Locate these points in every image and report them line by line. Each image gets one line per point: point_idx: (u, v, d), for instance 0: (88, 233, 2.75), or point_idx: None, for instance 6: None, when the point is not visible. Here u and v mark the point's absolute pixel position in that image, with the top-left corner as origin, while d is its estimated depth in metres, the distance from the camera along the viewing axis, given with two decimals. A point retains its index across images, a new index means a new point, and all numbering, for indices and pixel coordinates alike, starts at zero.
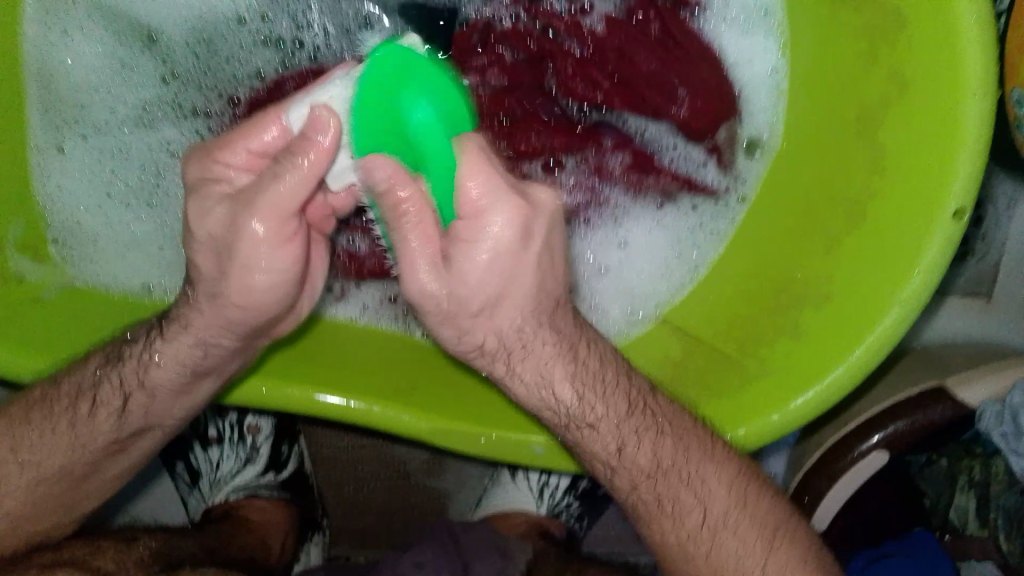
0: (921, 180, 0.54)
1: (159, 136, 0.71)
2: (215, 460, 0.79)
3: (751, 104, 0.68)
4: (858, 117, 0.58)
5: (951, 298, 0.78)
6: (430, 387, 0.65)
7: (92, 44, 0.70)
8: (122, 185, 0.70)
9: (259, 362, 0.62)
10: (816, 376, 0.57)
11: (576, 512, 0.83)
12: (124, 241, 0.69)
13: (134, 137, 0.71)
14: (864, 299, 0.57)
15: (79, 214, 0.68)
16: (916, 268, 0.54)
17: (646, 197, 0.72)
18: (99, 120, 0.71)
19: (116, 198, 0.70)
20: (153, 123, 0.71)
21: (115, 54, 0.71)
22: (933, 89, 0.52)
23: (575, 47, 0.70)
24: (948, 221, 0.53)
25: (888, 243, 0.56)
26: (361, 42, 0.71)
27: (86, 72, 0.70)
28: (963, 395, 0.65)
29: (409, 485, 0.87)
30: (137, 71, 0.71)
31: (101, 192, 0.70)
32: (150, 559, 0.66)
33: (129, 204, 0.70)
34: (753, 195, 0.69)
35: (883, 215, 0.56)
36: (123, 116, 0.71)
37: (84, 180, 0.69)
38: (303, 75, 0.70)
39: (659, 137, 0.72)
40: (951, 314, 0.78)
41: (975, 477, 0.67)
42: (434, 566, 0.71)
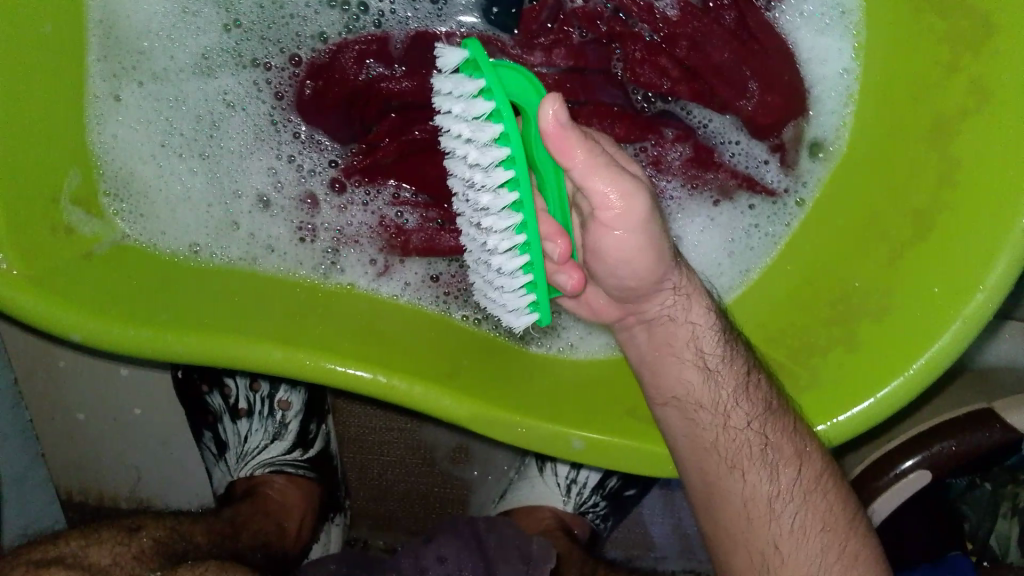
0: (996, 192, 0.54)
1: (218, 86, 0.71)
2: (244, 433, 0.79)
3: (819, 103, 0.68)
4: (935, 124, 0.58)
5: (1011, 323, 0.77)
6: (467, 368, 0.64)
7: None
8: (176, 137, 0.70)
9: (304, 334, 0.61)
10: (873, 381, 0.57)
11: (603, 512, 0.82)
12: (175, 197, 0.69)
13: (190, 87, 0.71)
14: (924, 311, 0.56)
15: (131, 165, 0.68)
16: (983, 284, 0.54)
17: (703, 193, 0.71)
18: (157, 67, 0.70)
19: (169, 149, 0.70)
20: (213, 71, 0.71)
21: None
22: (1020, 102, 0.53)
23: (645, 32, 0.70)
24: (1021, 235, 0.53)
25: (955, 256, 0.56)
26: (427, 13, 0.72)
27: (147, 16, 0.69)
28: (1012, 418, 0.65)
29: (434, 474, 0.86)
30: (198, 15, 0.71)
31: (156, 142, 0.70)
32: (151, 552, 0.64)
33: (182, 156, 0.70)
34: (812, 199, 0.69)
35: (953, 223, 0.56)
36: (183, 63, 0.71)
37: (139, 128, 0.69)
38: (366, 42, 0.72)
39: (722, 132, 0.72)
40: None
41: (1020, 504, 0.66)
42: (462, 554, 0.70)
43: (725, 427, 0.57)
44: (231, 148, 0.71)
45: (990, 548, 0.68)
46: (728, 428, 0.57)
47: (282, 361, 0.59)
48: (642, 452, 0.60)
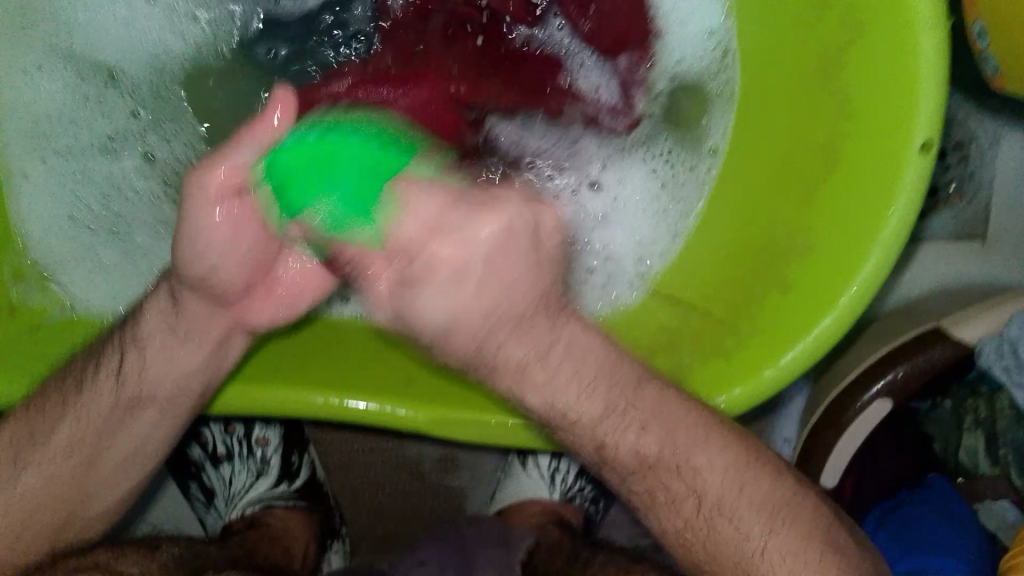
0: (885, 118, 0.55)
1: (128, 162, 0.74)
2: (228, 476, 0.80)
3: (682, 43, 0.72)
4: (818, 62, 0.60)
5: (926, 246, 0.83)
6: (429, 377, 0.66)
7: (59, 80, 0.73)
8: (90, 213, 0.72)
9: (243, 368, 0.64)
10: (805, 321, 0.58)
11: (590, 496, 0.84)
12: (94, 270, 0.70)
13: (99, 167, 0.74)
14: (842, 245, 0.57)
15: (45, 242, 0.70)
16: (892, 203, 0.56)
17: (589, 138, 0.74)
18: (70, 147, 0.73)
19: (82, 225, 0.72)
20: (120, 152, 0.74)
21: (83, 88, 0.74)
22: (886, 28, 0.54)
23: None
24: (917, 153, 0.55)
25: (859, 180, 0.57)
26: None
27: (53, 107, 0.73)
28: (960, 333, 0.66)
29: (423, 487, 0.88)
30: (100, 102, 0.74)
31: (67, 222, 0.71)
32: (173, 564, 0.68)
33: (97, 232, 0.71)
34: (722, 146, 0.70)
35: (851, 154, 0.57)
36: (92, 144, 0.74)
37: (49, 208, 0.71)
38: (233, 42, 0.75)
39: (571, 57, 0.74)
40: (924, 259, 0.84)
41: (981, 415, 0.66)
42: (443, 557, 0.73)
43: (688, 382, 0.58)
44: (142, 219, 0.72)
45: (961, 462, 0.68)
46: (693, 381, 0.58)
47: (248, 400, 0.61)
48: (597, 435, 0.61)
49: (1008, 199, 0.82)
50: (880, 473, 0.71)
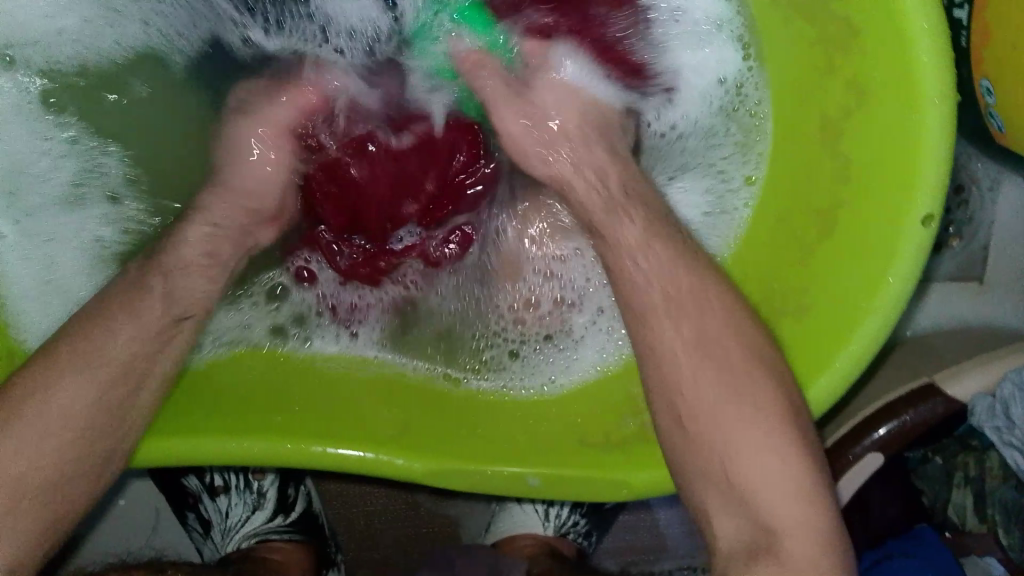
0: (887, 188, 0.56)
1: (84, 216, 0.72)
2: (225, 508, 0.81)
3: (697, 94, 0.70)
4: (823, 125, 0.60)
5: (938, 284, 0.84)
6: (429, 426, 0.67)
7: (4, 123, 0.71)
8: (56, 273, 0.70)
9: (243, 415, 0.64)
10: (806, 382, 0.58)
11: (584, 530, 0.85)
12: (47, 311, 0.69)
13: (64, 215, 0.72)
14: (841, 310, 0.58)
15: (19, 297, 0.69)
16: (892, 274, 0.56)
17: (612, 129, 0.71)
18: (30, 200, 0.71)
19: (50, 283, 0.70)
20: (76, 202, 0.72)
21: (30, 127, 0.71)
22: (891, 99, 0.55)
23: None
24: (918, 224, 0.55)
25: (862, 248, 0.57)
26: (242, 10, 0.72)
27: (7, 152, 0.71)
28: (953, 389, 0.67)
29: (418, 517, 0.88)
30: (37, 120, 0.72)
31: (39, 253, 0.70)
32: None
33: (60, 291, 0.70)
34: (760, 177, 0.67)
35: (854, 221, 0.58)
36: (51, 196, 0.72)
37: (12, 233, 0.70)
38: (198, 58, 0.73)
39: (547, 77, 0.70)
40: (927, 301, 0.84)
41: (971, 473, 0.67)
42: None
43: None
44: (96, 273, 0.71)
45: (949, 518, 0.69)
46: None
47: (243, 450, 0.62)
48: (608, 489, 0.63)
49: (1007, 244, 0.82)
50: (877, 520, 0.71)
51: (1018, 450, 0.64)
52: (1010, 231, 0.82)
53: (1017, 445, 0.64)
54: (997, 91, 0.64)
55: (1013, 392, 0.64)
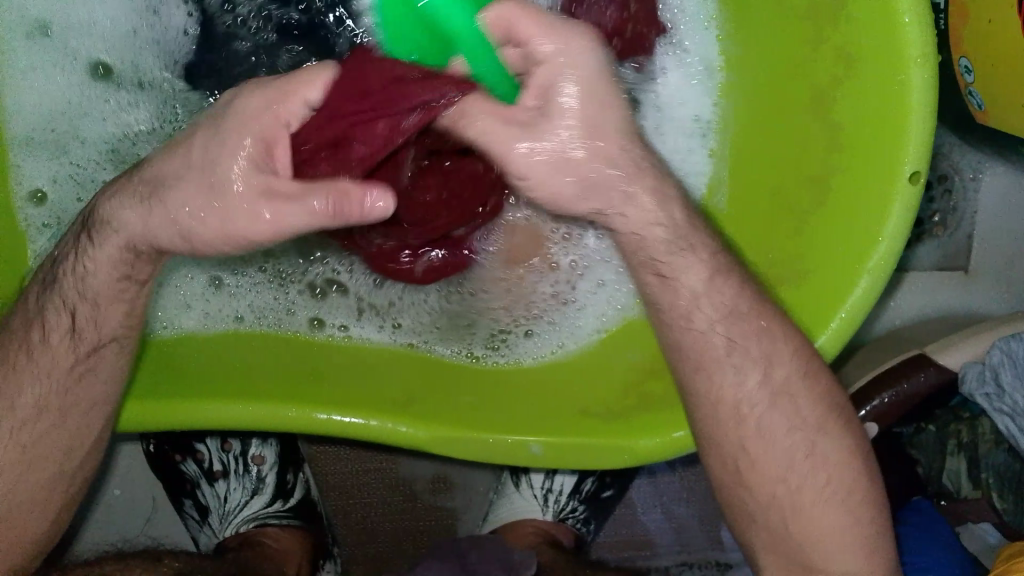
0: (874, 149, 0.58)
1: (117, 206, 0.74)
2: (223, 493, 0.80)
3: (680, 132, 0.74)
4: (812, 95, 0.63)
5: (913, 274, 0.86)
6: (433, 396, 0.68)
7: (55, 73, 0.73)
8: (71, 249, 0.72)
9: (246, 382, 0.65)
10: (803, 337, 0.60)
11: (583, 516, 0.84)
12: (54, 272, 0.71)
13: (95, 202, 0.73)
14: (834, 268, 0.60)
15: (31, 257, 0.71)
16: (882, 233, 0.58)
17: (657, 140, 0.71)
18: (67, 176, 0.73)
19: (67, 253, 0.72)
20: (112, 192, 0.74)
21: (77, 94, 0.74)
22: (878, 64, 0.57)
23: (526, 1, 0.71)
24: (906, 183, 0.57)
25: (852, 210, 0.59)
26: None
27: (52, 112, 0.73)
28: (945, 360, 0.69)
29: (417, 508, 0.88)
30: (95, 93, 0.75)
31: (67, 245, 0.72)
32: None
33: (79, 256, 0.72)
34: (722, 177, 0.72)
35: (844, 183, 0.60)
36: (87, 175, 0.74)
37: (68, 188, 0.73)
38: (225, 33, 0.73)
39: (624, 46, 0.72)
40: (911, 290, 0.86)
41: (964, 440, 0.69)
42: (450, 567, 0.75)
43: (697, 397, 0.58)
44: None
45: (944, 487, 0.70)
46: (699, 397, 0.58)
47: (248, 416, 0.62)
48: (609, 451, 0.64)
49: (988, 232, 0.85)
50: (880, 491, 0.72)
51: (1009, 416, 0.66)
52: (990, 221, 0.85)
53: (1008, 410, 0.66)
54: (979, 70, 0.67)
55: (1002, 359, 0.66)
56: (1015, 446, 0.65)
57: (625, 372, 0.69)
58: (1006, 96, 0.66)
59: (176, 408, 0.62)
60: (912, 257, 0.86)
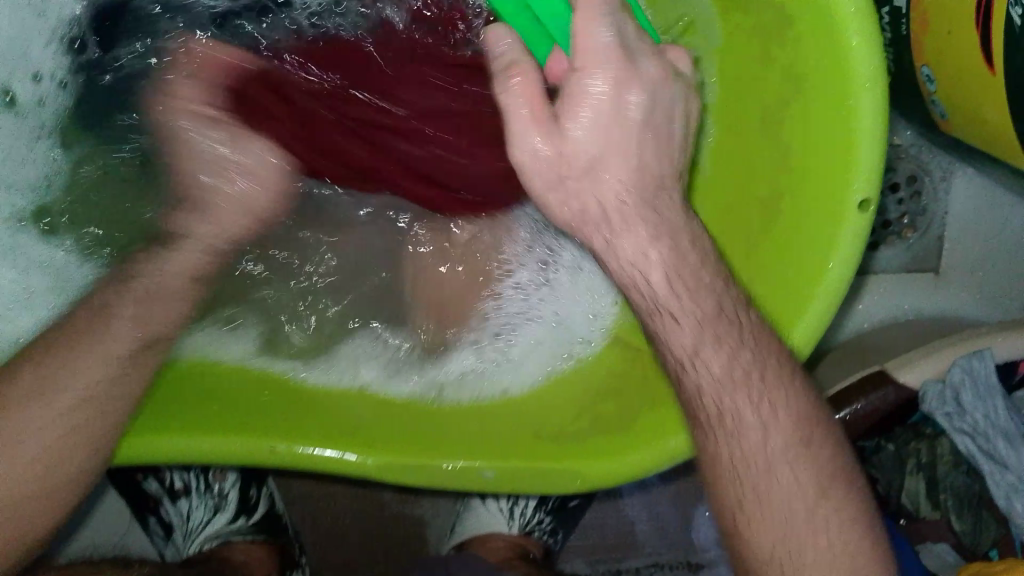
0: (825, 173, 0.56)
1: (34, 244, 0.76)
2: (185, 511, 0.80)
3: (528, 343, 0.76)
4: (764, 116, 0.61)
5: (877, 277, 0.85)
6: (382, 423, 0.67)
7: None
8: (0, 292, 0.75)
9: (192, 412, 0.64)
10: None
11: (549, 527, 0.84)
12: None
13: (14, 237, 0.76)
14: (786, 293, 0.58)
15: None
16: (831, 262, 0.56)
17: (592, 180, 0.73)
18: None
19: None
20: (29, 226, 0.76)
21: None
22: (827, 86, 0.55)
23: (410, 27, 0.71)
24: (856, 211, 0.55)
25: (803, 235, 0.57)
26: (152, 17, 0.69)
27: None
28: (904, 377, 0.68)
29: (384, 517, 0.88)
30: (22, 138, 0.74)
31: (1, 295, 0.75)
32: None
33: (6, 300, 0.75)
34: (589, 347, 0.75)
35: (795, 208, 0.58)
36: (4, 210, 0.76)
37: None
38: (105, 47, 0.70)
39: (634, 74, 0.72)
40: (879, 294, 0.85)
41: (923, 459, 0.68)
42: None
43: None
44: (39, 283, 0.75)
45: (904, 506, 0.69)
46: None
47: (192, 450, 0.61)
48: (559, 476, 0.63)
49: (958, 234, 0.83)
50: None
51: (967, 435, 0.65)
52: (961, 222, 0.83)
53: (967, 429, 0.65)
54: (940, 79, 0.65)
55: (962, 378, 0.65)
56: (975, 468, 0.64)
57: (587, 395, 0.70)
58: (971, 105, 0.63)
59: (117, 441, 0.60)
60: (878, 259, 0.85)
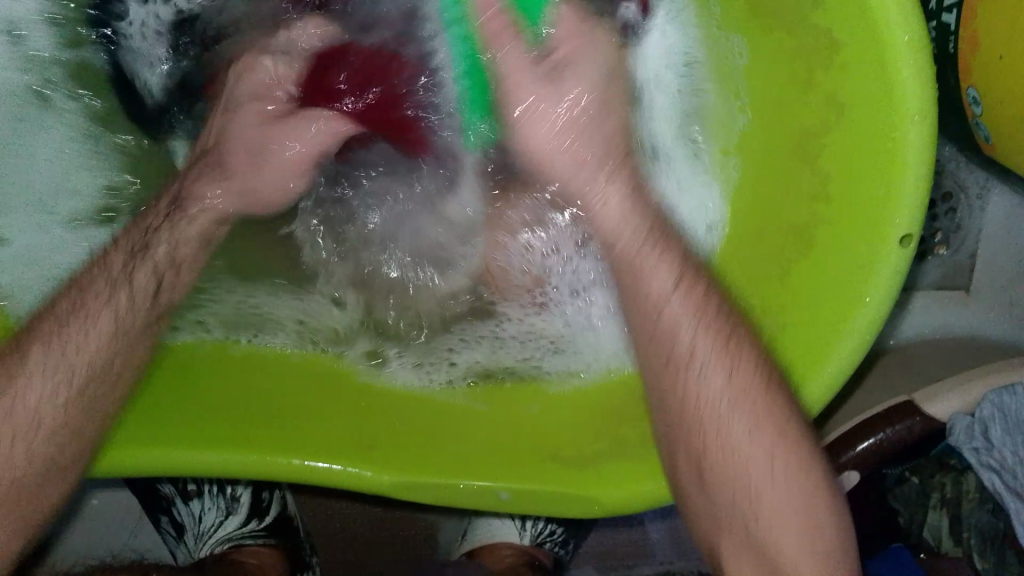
0: (865, 206, 0.54)
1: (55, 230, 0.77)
2: (197, 512, 0.80)
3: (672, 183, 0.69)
4: (803, 141, 0.59)
5: (919, 295, 0.84)
6: (401, 437, 0.66)
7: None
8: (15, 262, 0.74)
9: (211, 421, 0.63)
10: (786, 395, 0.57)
11: (560, 539, 0.84)
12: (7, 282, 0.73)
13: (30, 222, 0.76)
14: (818, 327, 0.56)
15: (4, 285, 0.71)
16: (867, 295, 0.54)
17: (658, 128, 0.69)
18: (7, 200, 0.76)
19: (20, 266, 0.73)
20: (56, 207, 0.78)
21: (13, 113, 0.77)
22: (873, 116, 0.53)
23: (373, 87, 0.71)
24: (895, 247, 0.53)
25: (839, 268, 0.56)
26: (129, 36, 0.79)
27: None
28: (931, 409, 0.67)
29: (395, 519, 0.88)
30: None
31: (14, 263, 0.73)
32: None
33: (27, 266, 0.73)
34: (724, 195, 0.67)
35: (832, 240, 0.56)
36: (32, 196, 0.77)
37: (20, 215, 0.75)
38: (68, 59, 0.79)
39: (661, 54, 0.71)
40: (911, 312, 0.84)
41: (947, 494, 0.66)
42: None
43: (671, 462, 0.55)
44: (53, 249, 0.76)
45: (925, 540, 0.68)
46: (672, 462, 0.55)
47: (212, 462, 0.60)
48: (578, 500, 0.62)
49: (993, 252, 0.81)
50: (863, 534, 0.69)
51: (994, 471, 0.64)
52: (995, 240, 0.81)
53: (995, 466, 0.63)
54: (985, 103, 0.63)
55: (993, 413, 0.64)
56: (1000, 505, 0.63)
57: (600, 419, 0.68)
58: (1017, 134, 0.61)
59: (128, 451, 0.60)
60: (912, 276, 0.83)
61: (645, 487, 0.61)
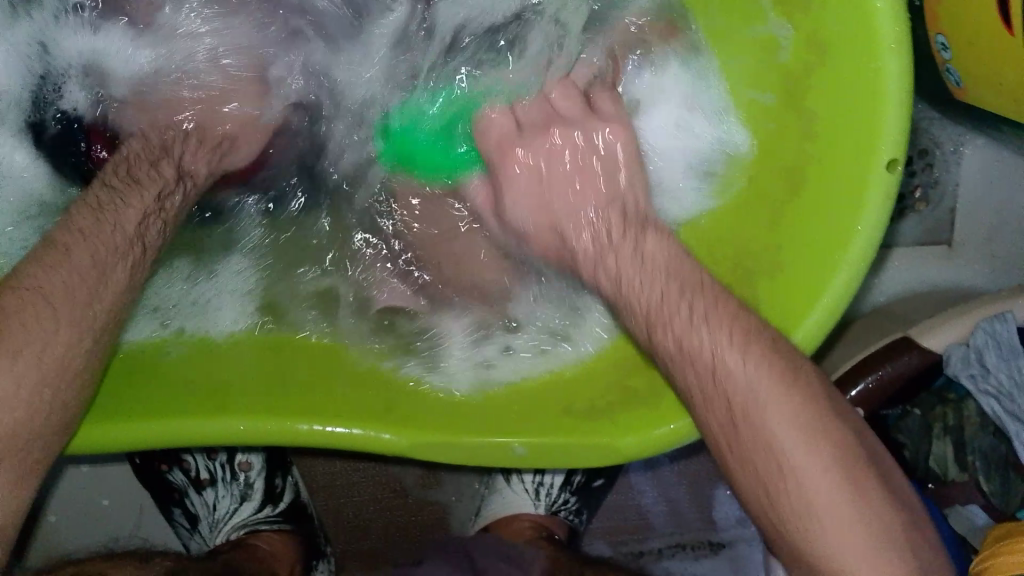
0: (851, 138, 0.56)
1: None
2: (211, 501, 0.80)
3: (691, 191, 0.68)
4: (789, 84, 0.61)
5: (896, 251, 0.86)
6: (409, 398, 0.67)
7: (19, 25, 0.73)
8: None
9: (219, 399, 0.62)
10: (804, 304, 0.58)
11: (574, 507, 0.85)
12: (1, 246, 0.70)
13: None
14: (815, 259, 0.58)
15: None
16: (859, 223, 0.56)
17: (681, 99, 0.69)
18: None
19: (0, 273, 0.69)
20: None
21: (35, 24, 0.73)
22: (854, 50, 0.55)
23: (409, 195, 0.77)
24: (883, 172, 0.55)
25: (829, 199, 0.58)
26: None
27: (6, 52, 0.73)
28: (928, 341, 0.69)
29: (409, 503, 0.88)
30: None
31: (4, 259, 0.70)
32: None
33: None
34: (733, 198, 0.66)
35: (821, 174, 0.59)
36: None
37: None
38: None
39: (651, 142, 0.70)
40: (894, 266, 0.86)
41: (949, 423, 0.68)
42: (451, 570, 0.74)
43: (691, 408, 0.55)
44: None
45: (931, 471, 0.69)
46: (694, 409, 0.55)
47: (233, 431, 0.60)
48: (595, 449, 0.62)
49: (971, 204, 0.84)
50: None
51: (994, 397, 0.65)
52: (973, 195, 0.84)
53: (993, 391, 0.65)
54: (954, 46, 0.66)
55: (986, 341, 0.66)
56: (1002, 427, 0.65)
57: (597, 364, 0.69)
58: (989, 74, 0.64)
59: (141, 425, 0.59)
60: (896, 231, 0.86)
61: (670, 436, 0.61)
